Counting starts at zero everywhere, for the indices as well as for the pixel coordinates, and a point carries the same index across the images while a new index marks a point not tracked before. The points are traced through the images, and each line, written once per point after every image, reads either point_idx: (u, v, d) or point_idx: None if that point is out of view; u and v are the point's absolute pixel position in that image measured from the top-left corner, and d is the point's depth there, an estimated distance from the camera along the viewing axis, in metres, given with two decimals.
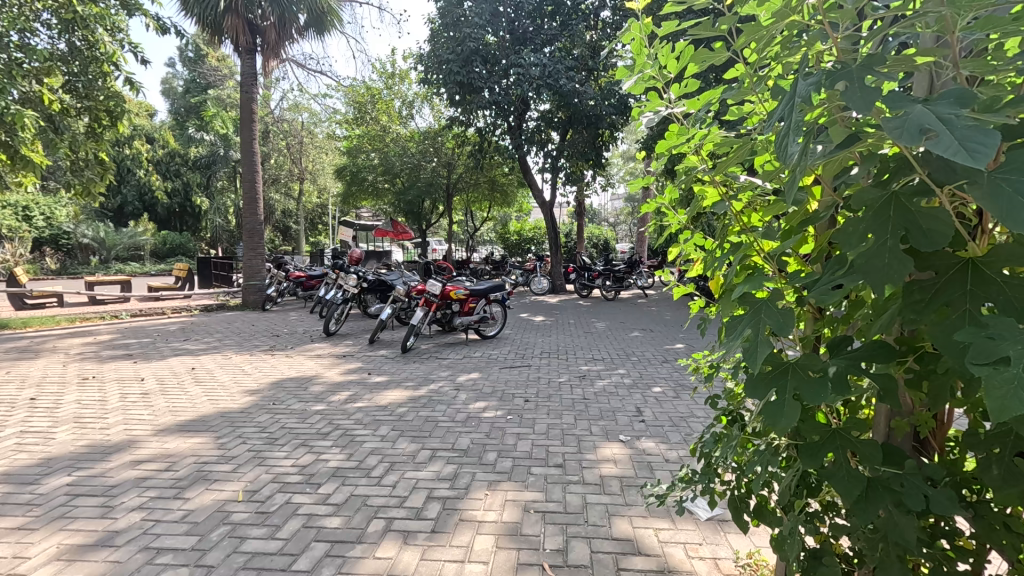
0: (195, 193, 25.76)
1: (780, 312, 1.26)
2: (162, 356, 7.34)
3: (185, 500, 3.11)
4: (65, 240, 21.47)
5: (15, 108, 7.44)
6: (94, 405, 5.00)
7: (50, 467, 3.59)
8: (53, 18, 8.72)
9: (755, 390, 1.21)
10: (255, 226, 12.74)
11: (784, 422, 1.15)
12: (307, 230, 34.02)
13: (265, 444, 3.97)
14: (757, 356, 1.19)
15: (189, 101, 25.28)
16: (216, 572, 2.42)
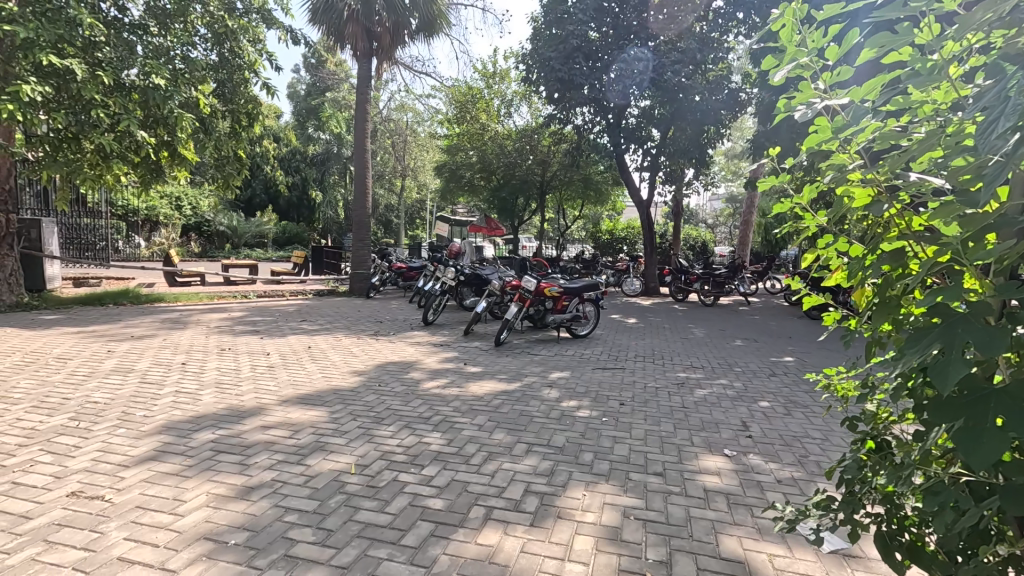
0: (311, 188, 28.17)
1: (983, 330, 1.13)
2: (283, 334, 8.12)
3: (307, 467, 3.41)
4: (206, 227, 24.53)
5: (177, 112, 8.60)
6: (231, 373, 5.67)
7: (198, 424, 4.12)
8: (208, 32, 9.90)
9: (948, 416, 1.09)
10: (362, 218, 13.69)
11: (989, 457, 1.02)
12: (405, 224, 35.83)
13: (373, 422, 4.25)
14: (949, 377, 1.09)
15: (309, 103, 27.65)
16: (335, 535, 2.63)
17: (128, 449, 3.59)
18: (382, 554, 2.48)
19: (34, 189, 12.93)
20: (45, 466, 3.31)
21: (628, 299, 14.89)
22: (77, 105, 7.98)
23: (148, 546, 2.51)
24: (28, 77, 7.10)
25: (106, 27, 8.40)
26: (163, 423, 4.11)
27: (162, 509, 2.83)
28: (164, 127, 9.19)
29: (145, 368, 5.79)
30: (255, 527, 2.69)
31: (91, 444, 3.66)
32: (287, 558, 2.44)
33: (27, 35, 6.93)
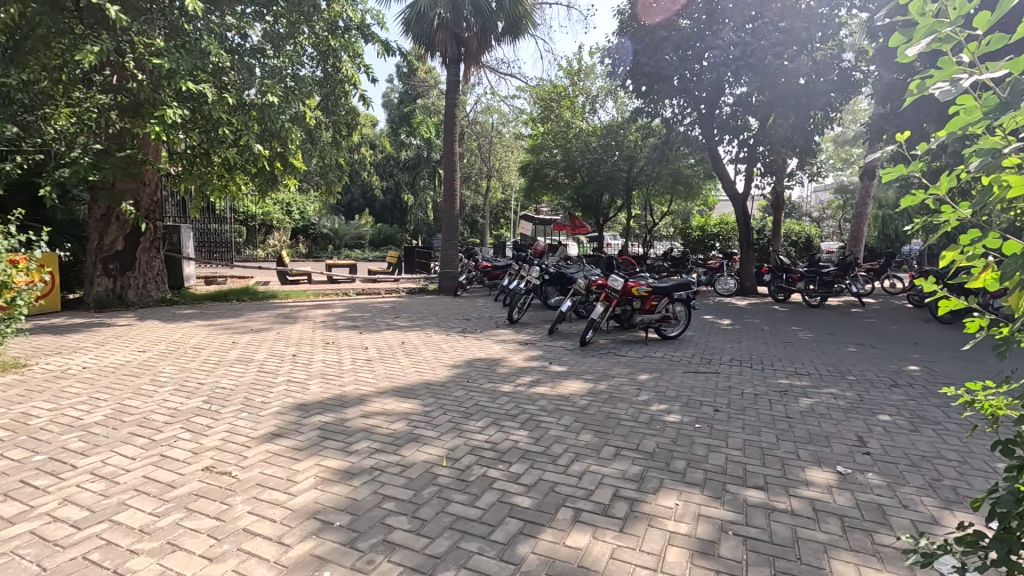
0: (403, 191, 29.67)
1: None
2: (379, 329, 8.63)
3: (401, 456, 3.59)
4: (312, 230, 26.74)
5: (288, 126, 9.51)
6: (334, 366, 6.13)
7: (307, 410, 4.50)
8: (314, 51, 10.83)
9: None
10: (451, 219, 14.20)
11: None
12: (490, 224, 36.62)
13: (462, 417, 4.38)
14: None
15: (401, 111, 29.13)
16: (429, 525, 2.74)
17: (250, 431, 4.01)
18: (473, 548, 2.55)
19: (175, 199, 14.86)
20: (186, 442, 3.78)
21: (722, 299, 14.05)
22: (208, 124, 9.03)
23: (268, 520, 2.77)
24: (171, 103, 8.18)
25: (230, 54, 9.35)
26: (278, 409, 4.53)
27: (278, 488, 3.12)
28: (277, 141, 10.12)
29: (263, 359, 6.42)
30: (357, 511, 2.88)
31: (220, 425, 4.12)
32: (385, 543, 2.58)
33: (170, 66, 7.95)
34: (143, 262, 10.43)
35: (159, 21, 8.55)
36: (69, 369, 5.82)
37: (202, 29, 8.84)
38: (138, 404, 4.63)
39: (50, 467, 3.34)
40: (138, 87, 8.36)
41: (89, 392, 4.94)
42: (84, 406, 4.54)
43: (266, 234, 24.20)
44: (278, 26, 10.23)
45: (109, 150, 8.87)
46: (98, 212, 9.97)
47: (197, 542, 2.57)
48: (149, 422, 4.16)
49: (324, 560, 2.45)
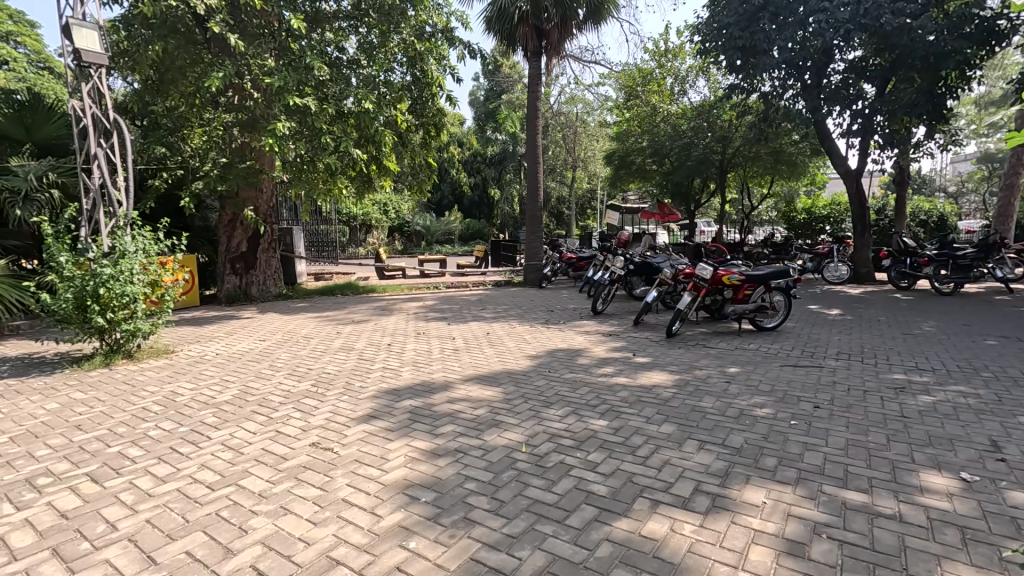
0: (490, 187, 30.34)
1: None
2: (466, 321, 8.97)
3: (483, 440, 3.75)
4: (406, 228, 28.27)
5: (381, 130, 10.24)
6: (424, 354, 6.50)
7: (399, 395, 4.84)
8: (403, 58, 11.28)
9: None
10: (536, 212, 14.34)
11: None
12: (576, 216, 36.30)
13: (542, 405, 4.47)
14: None
15: (487, 108, 29.73)
16: (506, 507, 2.86)
17: (350, 412, 4.40)
18: (548, 530, 2.62)
19: (289, 204, 16.45)
20: (296, 421, 4.24)
21: (831, 287, 12.80)
22: (312, 134, 9.89)
23: (363, 492, 3.06)
24: (281, 117, 9.09)
25: (330, 67, 10.10)
26: (374, 393, 4.93)
27: (373, 464, 3.41)
28: (373, 145, 10.85)
29: (362, 348, 6.97)
30: (441, 489, 3.07)
31: (325, 406, 4.58)
32: (466, 520, 2.73)
33: (279, 84, 8.81)
34: (263, 261, 11.76)
35: (270, 43, 9.51)
36: (206, 355, 6.75)
37: (307, 47, 9.68)
38: (259, 386, 5.26)
39: (192, 437, 3.93)
40: (255, 105, 9.41)
41: (221, 375, 5.71)
42: (217, 387, 5.24)
43: (366, 232, 26.01)
44: (370, 37, 10.92)
45: (232, 163, 10.03)
46: (226, 218, 11.29)
47: (305, 508, 2.90)
48: (267, 402, 4.73)
49: (410, 531, 2.65)
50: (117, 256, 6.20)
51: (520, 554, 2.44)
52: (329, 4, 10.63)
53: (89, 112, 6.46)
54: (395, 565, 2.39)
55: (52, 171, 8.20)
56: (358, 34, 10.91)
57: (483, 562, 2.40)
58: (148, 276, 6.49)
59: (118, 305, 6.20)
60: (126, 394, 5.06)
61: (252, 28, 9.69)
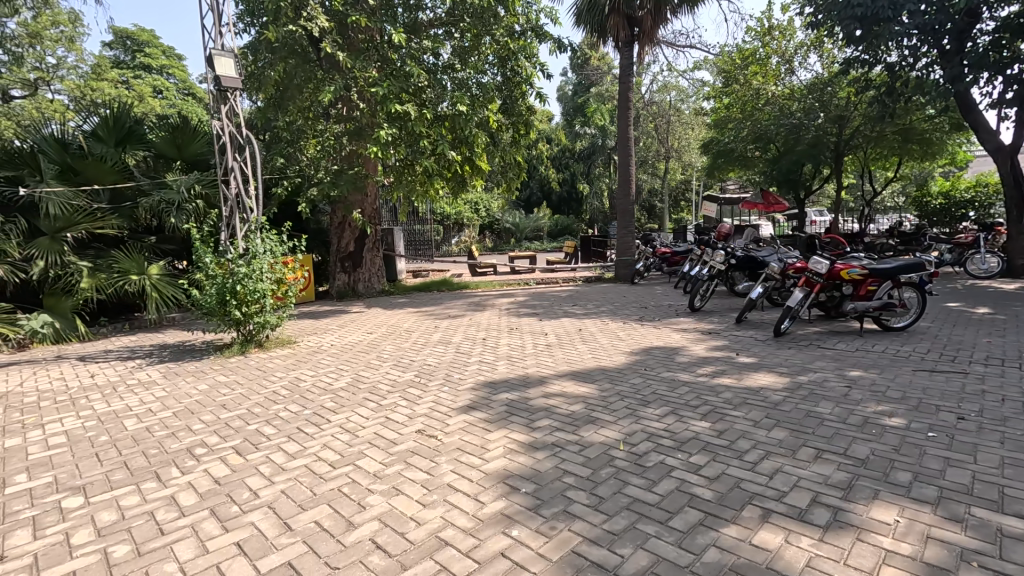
0: (579, 181, 30.05)
1: None
2: (558, 317, 9.01)
3: (581, 436, 3.76)
4: (496, 225, 28.93)
5: (474, 131, 10.62)
6: (518, 349, 6.63)
7: (496, 388, 5.00)
8: (495, 58, 11.52)
9: None
10: (627, 205, 13.99)
11: None
12: (669, 208, 34.81)
13: (639, 404, 4.38)
14: None
15: (575, 102, 29.49)
16: (606, 503, 2.85)
17: (451, 403, 4.63)
18: (650, 531, 2.58)
19: (389, 206, 17.54)
20: (403, 409, 4.54)
21: (976, 282, 11.12)
22: (411, 139, 10.45)
23: (467, 479, 3.21)
24: (383, 124, 9.72)
25: (427, 74, 10.64)
26: (472, 385, 5.13)
27: (474, 453, 3.57)
28: (466, 146, 11.20)
29: (458, 342, 7.27)
30: (540, 481, 3.13)
31: (428, 396, 4.85)
32: (566, 513, 2.77)
33: (383, 92, 9.45)
34: (369, 259, 12.66)
35: (373, 56, 10.20)
36: (322, 345, 7.44)
37: (406, 57, 10.25)
38: (368, 375, 5.70)
39: (315, 420, 4.36)
40: (361, 115, 10.17)
41: (336, 364, 6.26)
42: (333, 375, 5.77)
43: (458, 231, 26.98)
44: (463, 41, 11.26)
45: (342, 171, 10.89)
46: (336, 220, 12.25)
47: (414, 490, 3.10)
48: (376, 390, 5.12)
49: (512, 520, 2.74)
50: (250, 257, 7.04)
51: (622, 551, 2.43)
52: (425, 13, 11.15)
53: (227, 131, 7.37)
54: (500, 551, 2.49)
55: (198, 184, 9.41)
56: (452, 39, 11.31)
57: (585, 556, 2.42)
58: (275, 274, 7.28)
59: (251, 300, 7.02)
60: (259, 379, 5.72)
61: (357, 43, 10.41)
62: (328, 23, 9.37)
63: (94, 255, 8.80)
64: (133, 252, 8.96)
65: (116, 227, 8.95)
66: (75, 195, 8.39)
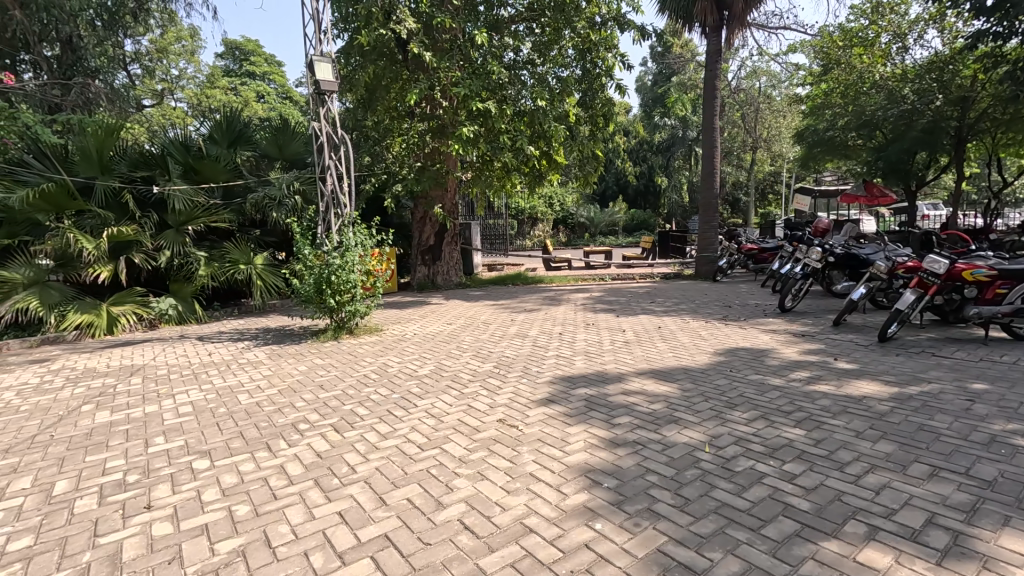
0: (657, 174, 29.06)
1: None
2: (635, 313, 8.84)
3: (663, 435, 3.69)
4: (570, 220, 28.75)
5: (553, 125, 10.59)
6: (595, 345, 6.59)
7: (574, 383, 5.01)
8: (575, 51, 11.40)
9: None
10: (711, 199, 13.35)
11: None
12: (756, 201, 32.79)
13: (726, 406, 4.21)
14: None
15: (655, 92, 28.56)
16: (692, 505, 2.79)
17: (530, 395, 4.71)
18: (741, 537, 2.49)
19: (466, 201, 17.99)
20: (484, 398, 4.68)
21: None
22: (492, 136, 10.62)
23: (549, 470, 3.26)
24: (465, 122, 9.98)
25: (507, 70, 10.77)
26: (551, 378, 5.19)
27: (555, 445, 3.61)
28: (544, 141, 11.21)
29: (535, 336, 7.36)
30: (623, 477, 3.12)
31: (508, 387, 4.98)
32: (650, 511, 2.75)
33: (465, 91, 9.75)
34: (448, 252, 13.10)
35: (457, 56, 10.49)
36: (407, 334, 7.83)
37: (487, 54, 10.43)
38: (450, 364, 5.93)
39: (403, 403, 4.62)
40: (444, 114, 10.50)
41: (420, 352, 6.56)
42: (417, 362, 6.06)
43: (532, 226, 27.14)
44: (544, 36, 11.31)
45: (425, 167, 11.34)
46: (418, 214, 12.77)
47: (498, 476, 3.21)
48: (458, 379, 5.32)
49: (596, 513, 2.75)
50: (343, 249, 7.53)
51: (711, 555, 2.38)
52: (507, 10, 11.26)
53: (324, 131, 7.90)
54: (584, 542, 2.52)
55: (297, 181, 10.22)
56: (532, 34, 11.39)
57: (671, 556, 2.39)
58: (364, 265, 7.74)
59: (343, 290, 7.51)
60: (351, 363, 6.14)
61: (442, 44, 10.72)
62: (415, 25, 9.74)
63: (210, 246, 9.83)
64: (241, 244, 9.92)
65: (228, 222, 9.91)
66: (195, 193, 9.42)
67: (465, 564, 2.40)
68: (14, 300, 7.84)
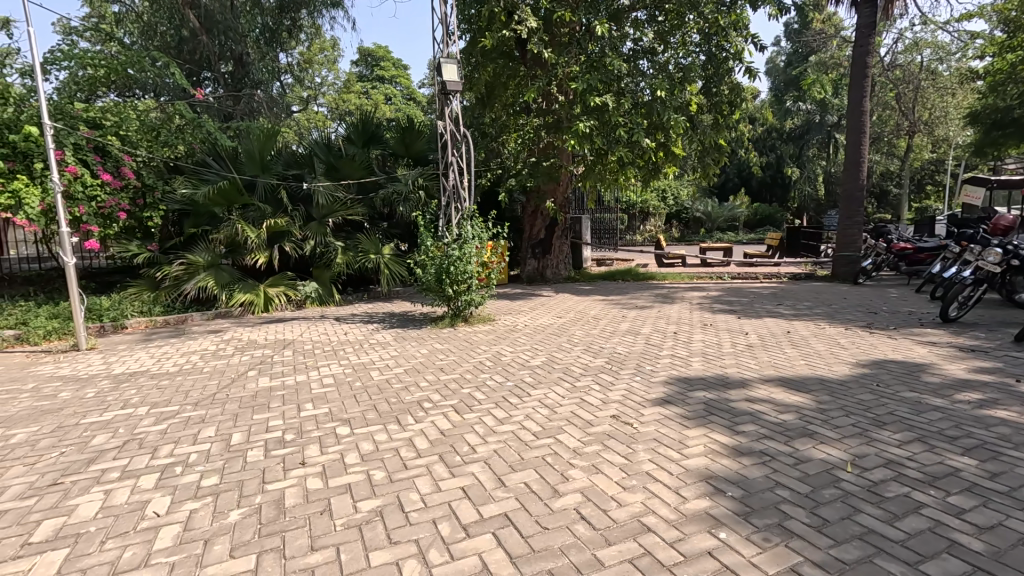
0: (787, 165, 26.48)
1: None
2: (759, 316, 8.22)
3: (795, 448, 3.41)
4: (685, 214, 27.28)
5: (673, 116, 10.15)
6: (714, 347, 6.25)
7: (692, 385, 4.80)
8: (699, 36, 10.82)
9: None
10: (854, 192, 11.88)
11: None
12: (910, 194, 28.54)
13: (871, 424, 3.77)
14: None
15: (789, 74, 25.96)
16: (832, 527, 2.55)
17: (644, 393, 4.60)
18: (893, 569, 2.24)
19: (577, 194, 17.92)
20: (597, 393, 4.67)
21: None
22: (608, 129, 10.45)
23: (666, 472, 3.17)
24: (581, 116, 9.93)
25: (626, 61, 10.55)
26: (666, 378, 5.03)
27: (672, 447, 3.51)
28: (662, 132, 10.77)
29: (648, 333, 7.16)
30: (748, 488, 2.94)
31: (621, 383, 4.92)
32: (782, 528, 2.56)
33: (583, 86, 9.71)
34: (557, 247, 13.21)
35: (576, 50, 10.46)
36: (518, 325, 8.05)
37: (606, 46, 10.27)
38: (562, 357, 6.00)
39: (517, 391, 4.78)
40: (560, 109, 10.55)
41: (531, 343, 6.70)
42: (529, 353, 6.21)
43: (643, 220, 26.22)
44: (666, 22, 10.86)
45: (540, 163, 11.50)
46: (530, 209, 13.00)
47: (613, 472, 3.20)
48: (569, 372, 5.36)
49: (719, 521, 2.63)
50: (462, 241, 7.93)
51: None
52: None
53: (448, 129, 8.35)
54: (707, 549, 2.43)
55: (420, 177, 11.01)
56: (654, 22, 10.99)
57: None
58: (480, 257, 8.08)
59: (460, 281, 7.92)
60: (467, 349, 6.47)
61: (560, 38, 10.72)
62: (536, 23, 9.87)
63: (346, 237, 10.90)
64: (371, 236, 10.90)
65: (361, 214, 10.90)
66: (336, 188, 10.58)
67: (583, 553, 2.44)
68: (197, 279, 9.35)
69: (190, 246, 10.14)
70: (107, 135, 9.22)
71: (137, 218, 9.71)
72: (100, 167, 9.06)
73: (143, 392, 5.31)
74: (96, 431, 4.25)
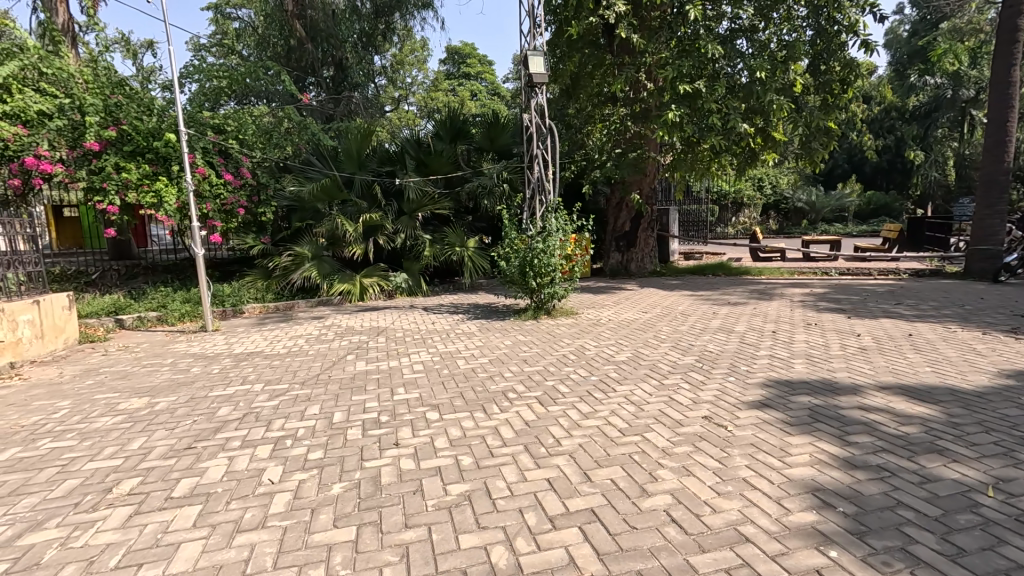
0: (910, 147, 23.52)
1: None
2: (874, 315, 7.41)
3: (921, 465, 3.03)
4: (784, 204, 25.11)
5: (775, 99, 9.39)
6: (820, 348, 5.73)
7: (795, 389, 4.43)
8: (807, 9, 9.92)
9: None
10: (995, 176, 10.26)
11: None
12: None
13: (1019, 443, 3.26)
14: None
15: (915, 45, 22.99)
16: (969, 558, 2.24)
17: (739, 395, 4.33)
18: None
19: (664, 185, 17.20)
20: (686, 392, 4.47)
21: None
22: (700, 115, 9.90)
23: (767, 479, 2.96)
24: (671, 104, 9.42)
25: (721, 42, 9.91)
26: (764, 380, 4.70)
27: (773, 454, 3.26)
28: (761, 116, 9.99)
29: (743, 331, 6.73)
30: (864, 505, 2.66)
31: (713, 383, 4.66)
32: (906, 552, 2.29)
33: (675, 73, 9.28)
34: (642, 240, 12.85)
35: (667, 33, 9.98)
36: (602, 319, 7.91)
37: (700, 27, 9.71)
38: (649, 353, 5.82)
39: (602, 386, 4.70)
40: (649, 98, 10.08)
41: (615, 338, 6.56)
42: (614, 348, 6.09)
43: (736, 211, 24.54)
44: None
45: (625, 154, 11.07)
46: (615, 201, 12.68)
47: (706, 475, 3.04)
48: (657, 369, 5.19)
49: (829, 539, 2.41)
50: (546, 234, 7.91)
51: None
52: None
53: (533, 121, 8.36)
54: (815, 567, 2.23)
55: (505, 171, 11.23)
56: None
57: None
58: (565, 250, 8.03)
59: (544, 273, 7.90)
60: (550, 342, 6.47)
61: (650, 22, 10.29)
62: (625, 7, 9.52)
63: (434, 230, 11.30)
64: (458, 229, 11.21)
65: (448, 208, 11.25)
66: (425, 183, 11.01)
67: (674, 557, 2.34)
68: (302, 269, 10.14)
69: (296, 239, 11.05)
70: (229, 139, 10.30)
71: (253, 214, 10.75)
72: (223, 169, 10.17)
73: (258, 370, 5.89)
74: (221, 403, 4.79)
